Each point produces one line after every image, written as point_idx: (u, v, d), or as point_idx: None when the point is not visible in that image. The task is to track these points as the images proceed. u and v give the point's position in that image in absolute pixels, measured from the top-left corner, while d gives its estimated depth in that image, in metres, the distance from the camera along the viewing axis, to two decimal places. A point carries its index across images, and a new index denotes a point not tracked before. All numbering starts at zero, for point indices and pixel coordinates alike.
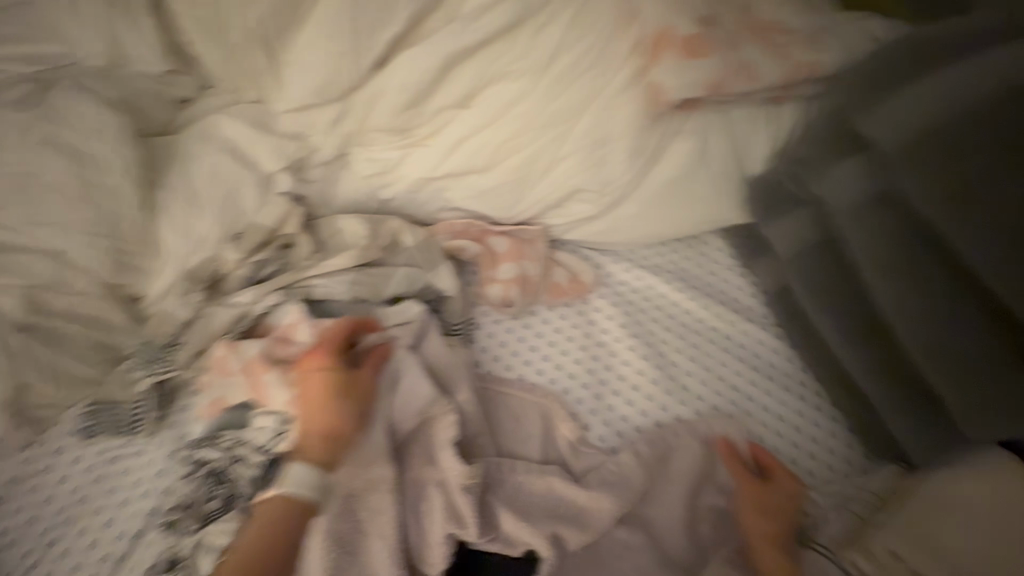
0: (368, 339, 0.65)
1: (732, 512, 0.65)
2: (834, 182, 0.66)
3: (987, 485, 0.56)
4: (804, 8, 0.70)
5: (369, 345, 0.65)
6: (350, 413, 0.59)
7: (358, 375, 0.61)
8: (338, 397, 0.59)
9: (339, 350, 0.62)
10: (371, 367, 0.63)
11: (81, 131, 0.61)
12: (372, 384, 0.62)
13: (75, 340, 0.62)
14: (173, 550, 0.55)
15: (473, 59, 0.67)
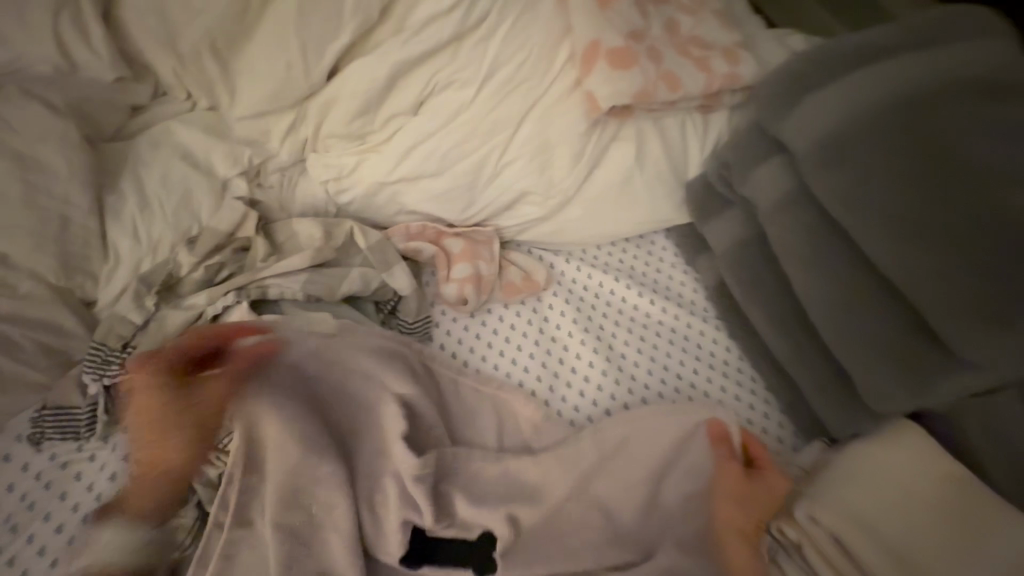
0: (241, 343, 0.64)
1: (696, 494, 0.67)
2: (757, 183, 0.72)
3: (891, 451, 0.63)
4: (727, 23, 0.76)
5: (241, 348, 0.63)
6: (189, 424, 0.59)
7: (207, 384, 0.60)
8: (174, 409, 0.59)
9: (189, 361, 0.62)
10: (227, 374, 0.61)
11: (29, 138, 0.62)
12: (226, 391, 0.60)
13: (26, 345, 0.62)
14: (121, 550, 0.55)
15: (419, 68, 0.71)
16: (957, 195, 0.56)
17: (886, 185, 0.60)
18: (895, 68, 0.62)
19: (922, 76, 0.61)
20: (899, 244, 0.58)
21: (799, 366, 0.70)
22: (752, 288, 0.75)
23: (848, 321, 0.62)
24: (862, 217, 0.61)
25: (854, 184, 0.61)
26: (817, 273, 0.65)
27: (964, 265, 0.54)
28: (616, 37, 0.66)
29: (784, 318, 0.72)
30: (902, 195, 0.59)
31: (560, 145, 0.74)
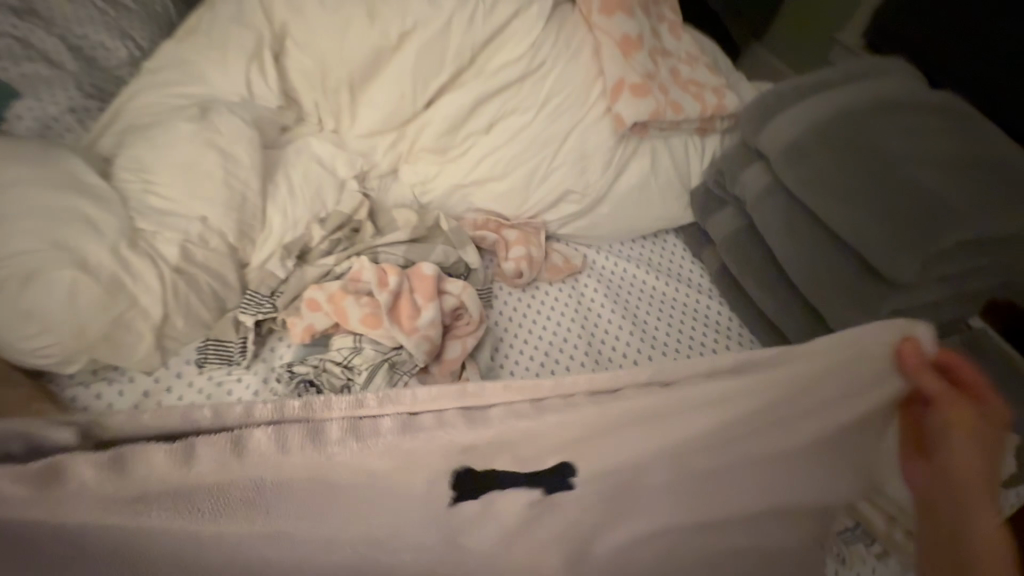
0: None
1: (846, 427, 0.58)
2: (744, 182, 0.94)
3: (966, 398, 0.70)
4: (715, 72, 1.04)
5: None
6: None
7: None
8: None
9: None
10: None
11: (227, 138, 0.87)
12: None
13: (203, 288, 0.84)
14: None
15: (492, 99, 0.98)
16: (890, 173, 0.75)
17: (831, 168, 0.79)
18: (828, 96, 0.86)
19: (859, 98, 0.84)
20: (843, 207, 0.77)
21: (783, 317, 0.90)
22: (744, 261, 0.96)
23: (813, 271, 0.82)
24: (814, 191, 0.80)
25: (808, 169, 0.81)
26: (790, 239, 0.85)
27: (898, 221, 0.73)
28: (634, 76, 0.93)
29: (770, 281, 0.92)
30: (843, 175, 0.78)
31: (595, 155, 0.99)
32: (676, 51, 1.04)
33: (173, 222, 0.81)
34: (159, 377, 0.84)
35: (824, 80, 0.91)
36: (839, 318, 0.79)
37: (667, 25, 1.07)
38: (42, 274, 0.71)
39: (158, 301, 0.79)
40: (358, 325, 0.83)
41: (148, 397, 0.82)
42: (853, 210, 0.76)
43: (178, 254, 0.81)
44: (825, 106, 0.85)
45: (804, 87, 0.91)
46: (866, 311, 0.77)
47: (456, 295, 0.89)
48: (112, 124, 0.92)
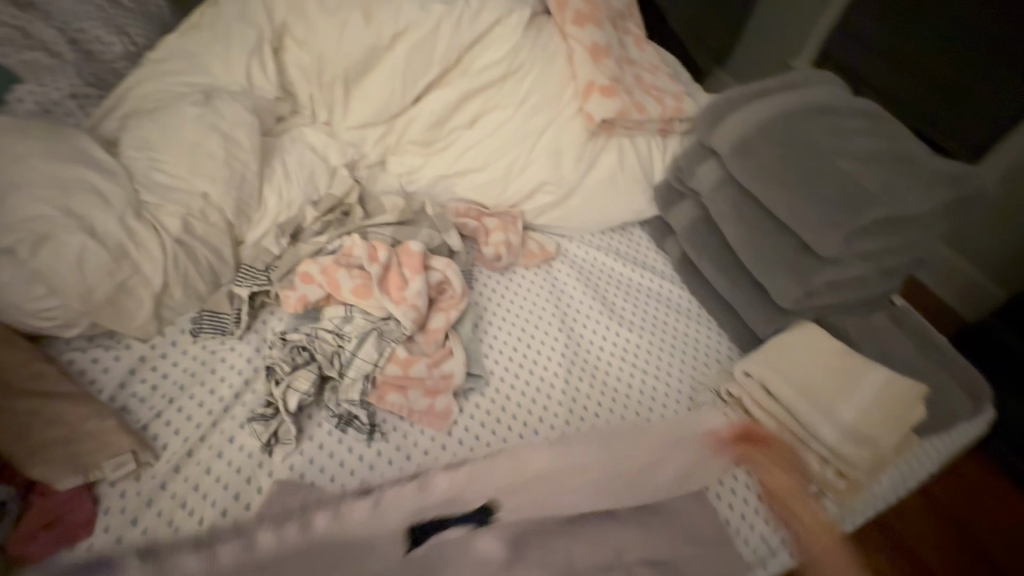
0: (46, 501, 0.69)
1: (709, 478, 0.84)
2: (701, 176, 1.05)
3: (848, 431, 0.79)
4: (675, 81, 1.17)
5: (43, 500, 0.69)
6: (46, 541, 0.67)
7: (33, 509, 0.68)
8: (38, 530, 0.67)
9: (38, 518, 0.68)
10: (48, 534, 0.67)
11: (230, 122, 0.94)
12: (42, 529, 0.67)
13: (202, 261, 0.88)
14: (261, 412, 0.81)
15: (475, 97, 1.08)
16: (818, 163, 0.88)
17: (772, 161, 0.91)
18: (767, 101, 0.99)
19: (793, 102, 0.97)
20: (787, 195, 0.88)
21: (737, 295, 1.00)
22: (701, 247, 1.06)
23: (763, 251, 0.92)
24: (761, 181, 0.91)
25: (754, 163, 0.93)
26: (741, 223, 0.96)
27: (827, 202, 0.84)
28: (604, 79, 1.04)
29: (724, 263, 1.02)
30: (782, 167, 0.90)
31: (569, 150, 1.09)
32: (640, 61, 1.17)
33: (175, 197, 0.87)
34: (154, 345, 0.87)
35: (761, 88, 1.04)
36: (786, 290, 0.89)
37: (633, 39, 1.20)
38: (53, 238, 0.75)
39: (160, 270, 0.83)
40: (350, 295, 0.90)
41: (143, 362, 0.85)
42: (791, 196, 0.87)
43: (180, 226, 0.85)
44: (766, 110, 0.97)
45: (746, 95, 1.04)
46: (806, 283, 0.88)
47: (440, 271, 0.96)
48: (115, 109, 0.97)
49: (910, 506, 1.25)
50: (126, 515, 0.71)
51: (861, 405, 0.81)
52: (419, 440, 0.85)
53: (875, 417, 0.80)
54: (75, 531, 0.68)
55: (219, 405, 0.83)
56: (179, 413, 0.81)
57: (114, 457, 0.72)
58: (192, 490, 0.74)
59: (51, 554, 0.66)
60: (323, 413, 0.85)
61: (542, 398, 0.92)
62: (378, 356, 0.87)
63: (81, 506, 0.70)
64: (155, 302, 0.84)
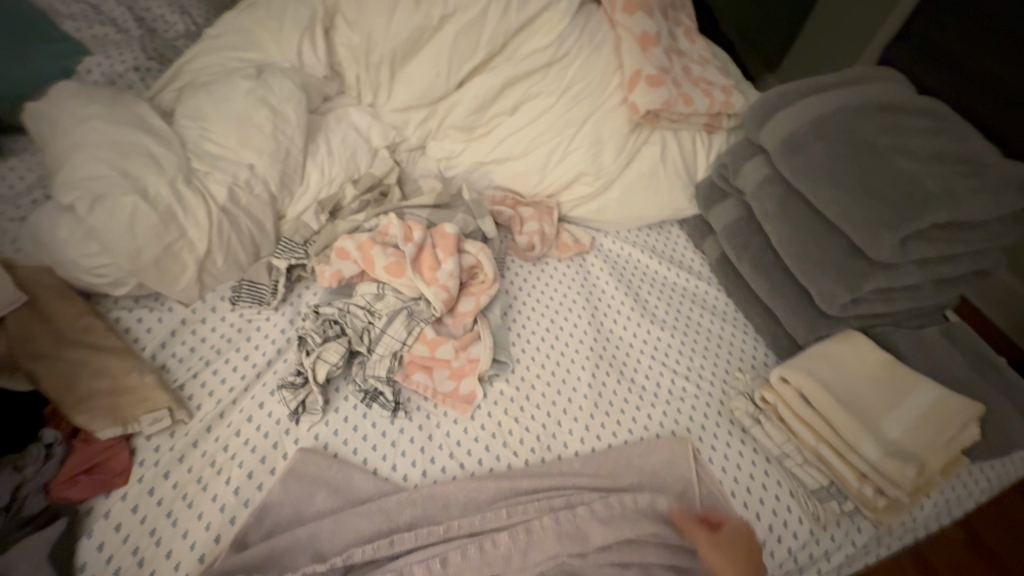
0: (83, 449, 0.72)
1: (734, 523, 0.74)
2: (747, 175, 1.01)
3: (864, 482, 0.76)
4: (726, 75, 1.13)
5: (81, 449, 0.72)
6: (84, 486, 0.69)
7: (71, 457, 0.71)
8: (79, 474, 0.70)
9: (76, 463, 0.71)
10: (86, 479, 0.70)
11: (280, 98, 0.96)
12: (80, 475, 0.70)
13: (244, 230, 0.91)
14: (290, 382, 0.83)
15: (519, 84, 1.07)
16: (875, 163, 0.84)
17: (826, 162, 0.86)
18: (824, 97, 0.94)
19: (852, 100, 0.92)
20: (840, 198, 0.83)
21: (778, 299, 0.95)
22: (741, 248, 1.02)
23: (809, 255, 0.88)
24: (812, 181, 0.86)
25: (806, 163, 0.88)
26: (788, 224, 0.91)
27: (884, 205, 0.79)
28: (652, 69, 1.02)
29: (767, 266, 0.98)
30: (836, 168, 0.85)
31: (610, 141, 1.07)
32: (690, 53, 1.13)
33: (224, 166, 0.89)
34: (196, 309, 0.90)
35: (817, 85, 0.99)
36: (832, 296, 0.85)
37: (684, 30, 1.17)
38: (108, 198, 0.79)
39: (205, 235, 0.85)
40: (383, 273, 0.90)
41: (184, 324, 0.88)
42: (844, 196, 0.83)
43: (226, 194, 0.88)
44: (822, 108, 0.93)
45: (801, 92, 0.99)
46: (854, 290, 0.83)
47: (473, 255, 0.96)
48: (174, 81, 1.01)
49: (949, 538, 1.17)
50: (159, 468, 0.74)
51: (908, 421, 0.77)
52: (440, 420, 0.85)
53: (923, 433, 0.76)
54: (111, 478, 0.71)
55: (252, 370, 0.85)
56: (214, 375, 0.84)
57: (150, 412, 0.75)
58: (221, 450, 0.77)
59: (88, 498, 0.69)
60: (349, 387, 0.86)
61: (567, 390, 0.91)
62: (406, 335, 0.87)
63: (117, 457, 0.73)
64: (198, 267, 0.86)
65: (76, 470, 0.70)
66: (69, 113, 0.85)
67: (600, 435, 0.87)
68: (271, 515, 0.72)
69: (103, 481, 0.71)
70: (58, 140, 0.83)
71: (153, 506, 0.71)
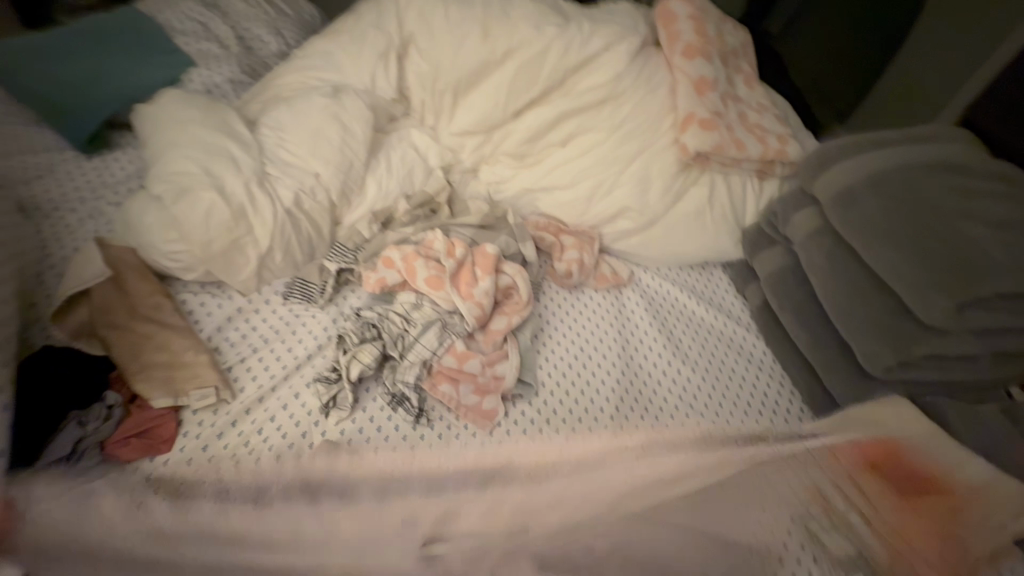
0: (139, 415, 0.79)
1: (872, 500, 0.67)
2: (797, 224, 0.99)
3: None
4: (783, 124, 1.12)
5: (136, 414, 0.79)
6: (134, 449, 0.76)
7: (128, 420, 0.78)
8: (132, 437, 0.77)
9: (133, 427, 0.78)
10: (137, 443, 0.77)
11: (350, 115, 1.05)
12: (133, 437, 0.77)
13: (304, 232, 0.98)
14: (326, 377, 0.88)
15: (574, 117, 1.12)
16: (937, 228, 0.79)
17: (880, 227, 0.84)
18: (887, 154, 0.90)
19: (915, 156, 0.88)
20: (893, 267, 0.81)
21: (818, 353, 0.92)
22: (785, 298, 0.99)
23: (855, 316, 0.86)
24: (866, 242, 0.85)
25: (863, 225, 0.86)
26: (838, 280, 0.89)
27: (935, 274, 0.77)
28: (704, 112, 1.03)
29: (809, 318, 0.95)
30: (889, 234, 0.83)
31: (658, 179, 1.08)
32: (747, 100, 1.14)
33: (294, 174, 0.98)
34: (251, 299, 0.97)
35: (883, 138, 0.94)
36: (874, 359, 0.82)
37: (743, 77, 1.18)
38: (191, 192, 0.88)
39: (269, 234, 0.93)
40: (424, 285, 0.95)
41: (240, 312, 0.95)
42: (894, 261, 0.81)
43: (292, 199, 0.96)
44: (882, 165, 0.89)
45: (867, 142, 0.95)
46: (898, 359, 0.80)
47: (510, 275, 0.99)
48: (261, 95, 1.12)
49: None
50: (199, 441, 0.80)
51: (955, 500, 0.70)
52: (459, 432, 0.87)
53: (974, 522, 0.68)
54: (155, 444, 0.78)
55: (293, 361, 0.91)
56: (259, 362, 0.90)
57: (199, 388, 0.82)
58: (255, 432, 0.82)
59: (135, 459, 0.76)
60: (378, 389, 0.90)
61: (589, 419, 0.90)
62: (437, 346, 0.92)
63: (166, 425, 0.80)
64: (259, 261, 0.94)
65: (129, 433, 0.77)
66: (171, 117, 0.97)
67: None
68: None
69: (150, 446, 0.77)
70: (158, 138, 0.95)
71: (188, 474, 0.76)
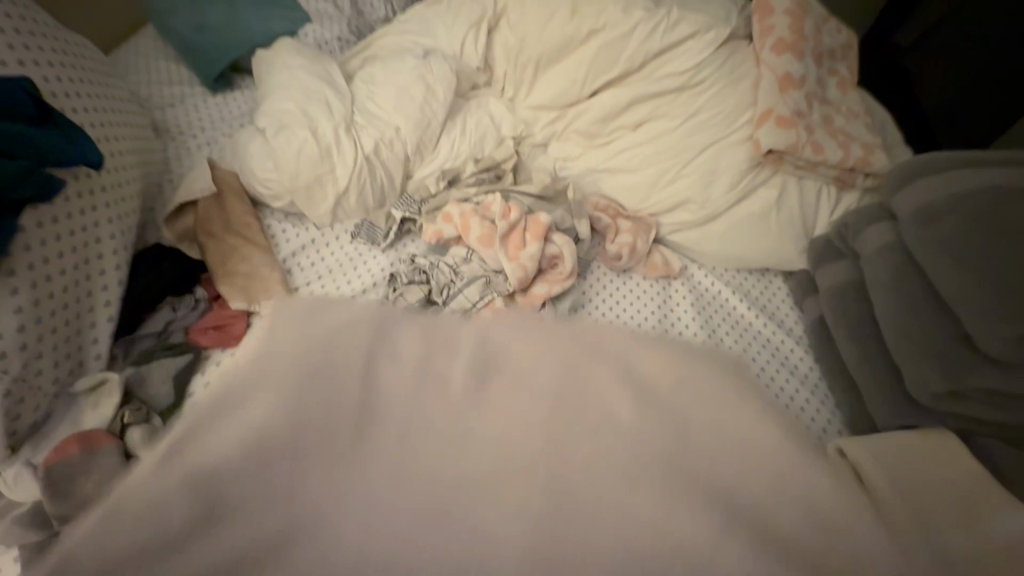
0: (218, 313, 0.91)
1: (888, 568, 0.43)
2: (867, 238, 0.95)
3: None
4: (873, 131, 1.07)
5: (217, 311, 0.92)
6: (209, 339, 0.88)
7: (210, 315, 0.91)
8: (210, 328, 0.89)
9: (213, 323, 0.90)
10: (212, 334, 0.89)
11: (436, 76, 1.14)
12: (210, 327, 0.90)
13: (375, 175, 1.06)
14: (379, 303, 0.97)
15: (645, 103, 1.13)
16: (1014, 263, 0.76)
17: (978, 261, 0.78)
18: (988, 206, 0.81)
19: (984, 195, 0.82)
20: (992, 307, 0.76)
21: (863, 370, 0.88)
22: (844, 316, 0.93)
23: (927, 340, 0.80)
24: (949, 270, 0.80)
25: (949, 257, 0.80)
26: (899, 298, 0.85)
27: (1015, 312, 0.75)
28: (784, 109, 1.01)
29: (860, 334, 0.91)
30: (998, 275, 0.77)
31: (724, 174, 1.06)
32: (836, 103, 1.09)
33: (377, 124, 1.08)
34: (324, 233, 1.07)
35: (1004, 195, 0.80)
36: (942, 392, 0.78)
37: (837, 80, 1.12)
38: (289, 129, 1.02)
39: (347, 175, 1.03)
40: (475, 243, 1.00)
41: (311, 244, 1.06)
42: (980, 296, 0.76)
43: (372, 146, 1.06)
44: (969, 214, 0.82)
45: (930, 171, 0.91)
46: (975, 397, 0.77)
47: (558, 246, 1.01)
48: (362, 53, 1.25)
49: None
50: None
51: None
52: None
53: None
54: (228, 339, 0.89)
55: (350, 292, 0.99)
56: (322, 287, 1.00)
57: (269, 299, 0.93)
58: None
59: (211, 348, 0.88)
60: None
61: None
62: (477, 299, 0.96)
63: (238, 324, 0.91)
64: (335, 199, 1.04)
65: (207, 325, 0.89)
66: (284, 63, 1.12)
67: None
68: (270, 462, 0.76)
69: (221, 339, 0.89)
70: (271, 80, 1.10)
71: None
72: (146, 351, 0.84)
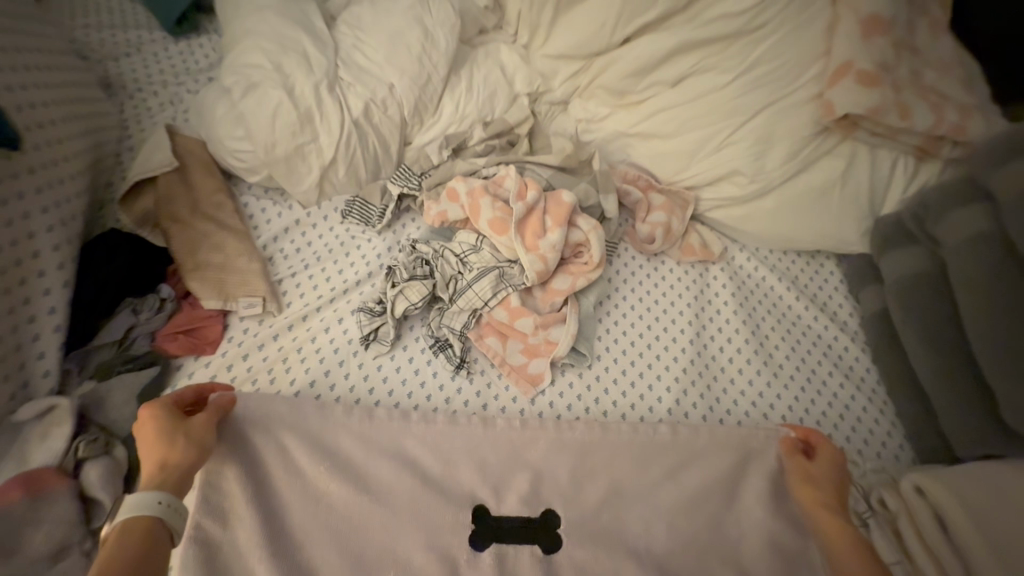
0: (186, 313, 0.79)
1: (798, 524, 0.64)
2: (951, 223, 0.79)
3: None
4: (966, 87, 0.88)
5: (185, 312, 0.79)
6: (175, 346, 0.76)
7: (176, 316, 0.78)
8: (177, 332, 0.77)
9: (181, 327, 0.77)
10: (181, 339, 0.77)
11: (437, 19, 0.94)
12: (178, 331, 0.77)
13: (368, 145, 0.90)
14: (377, 298, 0.84)
15: (690, 52, 0.93)
16: None
17: None
18: None
19: None
20: None
21: (939, 381, 0.77)
22: (919, 316, 0.80)
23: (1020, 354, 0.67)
24: None
25: None
26: (988, 301, 0.71)
27: None
28: (866, 60, 0.82)
29: (937, 338, 0.78)
30: None
31: (781, 141, 0.89)
32: (925, 52, 0.90)
33: (367, 80, 0.90)
34: (310, 212, 0.92)
35: None
36: None
37: (927, 22, 0.92)
38: (260, 88, 0.84)
39: (334, 145, 0.87)
40: (484, 225, 0.85)
41: (296, 226, 0.91)
42: None
43: (361, 109, 0.88)
44: None
45: None
46: None
47: (583, 231, 0.86)
48: None
49: None
50: (241, 348, 0.78)
51: None
52: (500, 392, 0.81)
53: None
54: (201, 344, 0.77)
55: (343, 284, 0.86)
56: (310, 279, 0.86)
57: (247, 297, 0.80)
58: (295, 349, 0.79)
59: (180, 356, 0.76)
60: (422, 329, 0.84)
61: None
62: (490, 296, 0.82)
63: (212, 327, 0.79)
64: (321, 173, 0.88)
65: (174, 329, 0.77)
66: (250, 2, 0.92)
67: (680, 467, 0.72)
68: (234, 521, 0.63)
69: (193, 346, 0.77)
70: (237, 25, 0.91)
71: (227, 380, 0.75)
72: (105, 363, 0.73)
